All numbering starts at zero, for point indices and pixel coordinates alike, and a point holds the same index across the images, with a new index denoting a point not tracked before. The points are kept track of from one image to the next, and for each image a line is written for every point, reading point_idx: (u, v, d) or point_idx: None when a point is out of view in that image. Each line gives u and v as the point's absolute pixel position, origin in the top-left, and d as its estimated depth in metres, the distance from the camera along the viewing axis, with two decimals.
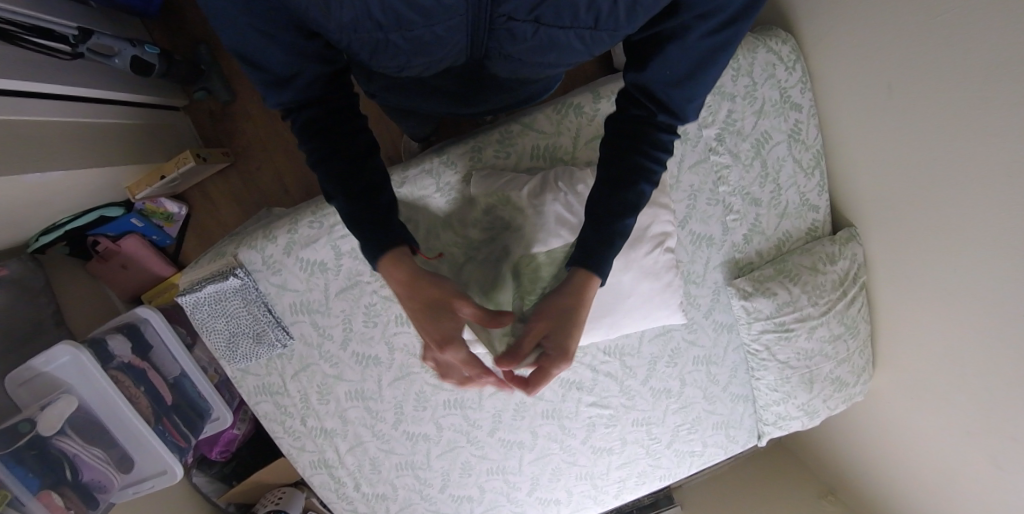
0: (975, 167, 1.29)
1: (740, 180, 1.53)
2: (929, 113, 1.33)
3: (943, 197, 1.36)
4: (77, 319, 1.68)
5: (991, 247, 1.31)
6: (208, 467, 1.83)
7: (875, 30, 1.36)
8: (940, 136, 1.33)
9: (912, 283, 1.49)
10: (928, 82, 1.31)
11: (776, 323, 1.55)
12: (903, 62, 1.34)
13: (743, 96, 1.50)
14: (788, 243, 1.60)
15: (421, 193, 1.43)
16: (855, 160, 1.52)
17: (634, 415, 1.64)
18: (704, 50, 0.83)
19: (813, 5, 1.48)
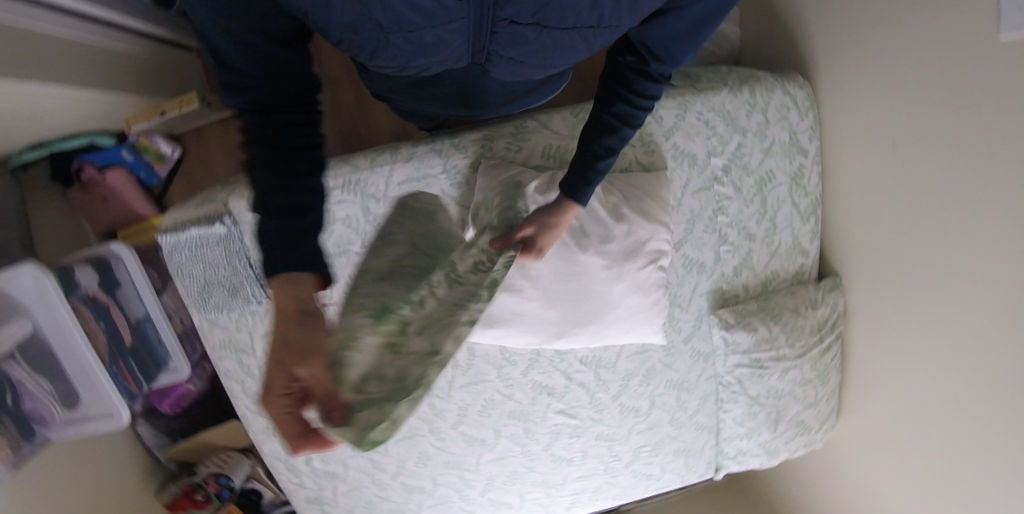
0: (966, 233, 1.32)
1: (738, 213, 1.55)
2: (929, 174, 1.37)
3: (930, 259, 1.40)
4: (48, 244, 1.63)
5: (971, 313, 1.34)
6: (156, 418, 1.75)
7: (890, 88, 1.41)
8: (938, 199, 1.36)
9: (890, 338, 1.53)
10: (932, 145, 1.36)
11: (751, 359, 1.57)
12: (910, 122, 1.39)
13: (755, 132, 1.52)
14: (774, 282, 1.62)
15: (427, 173, 1.40)
16: (854, 211, 1.56)
17: (599, 429, 1.64)
18: (705, 11, 0.85)
19: (831, 58, 1.53)
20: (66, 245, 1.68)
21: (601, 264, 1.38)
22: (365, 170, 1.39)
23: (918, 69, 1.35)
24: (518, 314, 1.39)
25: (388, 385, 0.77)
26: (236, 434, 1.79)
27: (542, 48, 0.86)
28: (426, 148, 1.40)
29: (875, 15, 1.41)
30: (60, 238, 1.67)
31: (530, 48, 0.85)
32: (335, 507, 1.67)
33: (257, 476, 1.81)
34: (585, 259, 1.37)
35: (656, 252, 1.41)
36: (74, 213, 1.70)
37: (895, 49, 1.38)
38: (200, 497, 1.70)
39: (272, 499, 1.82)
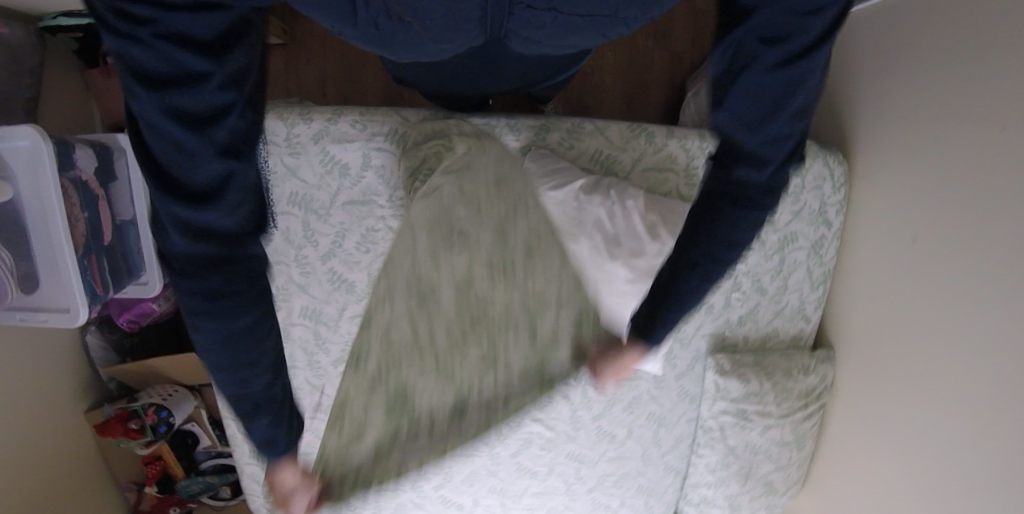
0: (954, 339, 1.30)
1: (757, 265, 1.53)
2: (935, 274, 1.36)
3: (920, 357, 1.38)
4: (57, 116, 1.60)
5: (949, 419, 1.30)
6: (109, 329, 1.64)
7: (916, 179, 1.42)
8: (935, 298, 1.35)
9: (870, 423, 1.52)
10: (944, 248, 1.34)
11: (737, 409, 1.53)
12: (931, 220, 1.38)
13: (789, 194, 1.51)
14: (772, 341, 1.61)
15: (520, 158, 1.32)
16: (861, 294, 1.57)
17: (571, 448, 1.58)
18: (783, 86, 0.59)
19: (875, 140, 1.54)
20: (75, 123, 1.65)
21: (626, 276, 1.23)
22: (414, 125, 1.34)
23: (940, 167, 1.36)
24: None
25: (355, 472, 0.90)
26: (187, 371, 1.64)
27: (554, 29, 0.73)
28: (482, 120, 1.35)
29: (909, 108, 1.43)
30: (70, 114, 1.64)
31: (545, 31, 0.73)
32: None
33: (197, 419, 1.67)
34: (612, 267, 1.23)
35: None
36: (90, 94, 1.68)
37: (924, 145, 1.40)
38: (133, 425, 1.54)
39: (207, 447, 1.68)
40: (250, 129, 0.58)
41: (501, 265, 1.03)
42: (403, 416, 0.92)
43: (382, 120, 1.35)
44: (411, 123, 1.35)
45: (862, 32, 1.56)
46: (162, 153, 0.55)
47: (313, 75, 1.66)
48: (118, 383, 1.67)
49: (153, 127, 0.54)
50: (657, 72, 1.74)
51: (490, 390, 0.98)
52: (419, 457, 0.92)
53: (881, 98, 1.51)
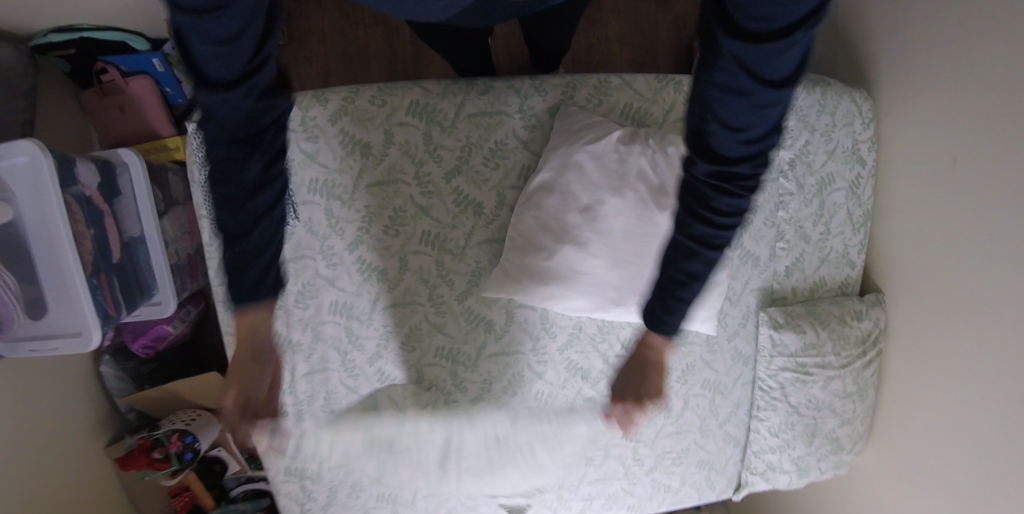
0: (1014, 270, 1.20)
1: (799, 211, 1.44)
2: (979, 197, 1.26)
3: (972, 284, 1.28)
4: (52, 137, 1.56)
5: (1011, 346, 1.21)
6: (124, 358, 1.63)
7: (946, 98, 1.32)
8: (987, 230, 1.25)
9: (922, 360, 1.41)
10: (985, 168, 1.24)
11: (796, 363, 1.45)
12: (966, 140, 1.28)
13: (821, 133, 1.43)
14: (822, 288, 1.51)
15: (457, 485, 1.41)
16: (900, 234, 1.46)
17: (627, 427, 1.50)
18: (768, 55, 0.62)
19: (891, 65, 1.44)
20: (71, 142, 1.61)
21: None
22: (437, 96, 1.31)
23: (974, 92, 1.26)
24: (576, 269, 1.29)
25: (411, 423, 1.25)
26: (207, 389, 1.66)
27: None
28: (506, 86, 1.33)
29: (932, 35, 1.33)
30: (63, 134, 1.60)
31: None
32: (318, 484, 1.49)
33: (223, 444, 1.69)
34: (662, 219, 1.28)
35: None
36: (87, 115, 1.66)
37: (947, 70, 1.31)
38: (157, 455, 1.54)
39: (235, 473, 1.71)
40: (260, 40, 0.63)
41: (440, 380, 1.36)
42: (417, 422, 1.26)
43: (402, 94, 1.30)
44: (436, 94, 1.31)
45: None
46: (196, 59, 0.61)
47: (315, 70, 1.65)
48: (137, 413, 1.67)
49: (190, 36, 0.59)
50: (664, 32, 1.73)
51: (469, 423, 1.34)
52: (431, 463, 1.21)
53: (899, 29, 1.40)
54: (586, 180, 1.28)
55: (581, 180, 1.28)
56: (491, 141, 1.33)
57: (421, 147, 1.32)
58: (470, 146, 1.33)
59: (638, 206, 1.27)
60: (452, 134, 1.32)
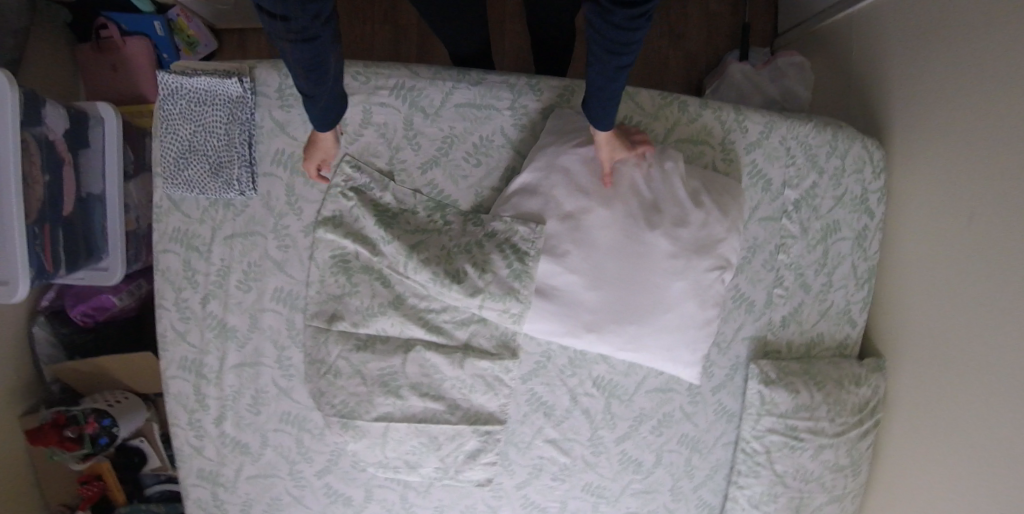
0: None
1: (800, 257, 1.31)
2: (999, 261, 1.14)
3: (991, 358, 1.14)
4: (31, 77, 1.50)
5: None
6: (58, 325, 1.50)
7: (964, 151, 1.21)
8: (1006, 297, 1.12)
9: (928, 438, 1.26)
10: (1008, 229, 1.12)
11: (786, 426, 1.29)
12: (985, 198, 1.16)
13: (830, 176, 1.30)
14: (818, 347, 1.36)
15: (435, 384, 1.24)
16: (907, 294, 1.32)
17: (589, 478, 1.32)
18: None
19: (906, 114, 1.33)
20: (53, 92, 1.56)
21: (669, 251, 1.15)
22: (425, 80, 1.19)
23: (996, 146, 1.15)
24: (548, 282, 1.17)
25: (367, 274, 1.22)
26: (141, 372, 1.52)
27: None
28: (502, 80, 1.21)
29: (954, 85, 1.22)
30: (50, 82, 1.56)
31: None
32: (231, 495, 1.31)
33: (147, 434, 1.53)
34: (652, 238, 1.15)
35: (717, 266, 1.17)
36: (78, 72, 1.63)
37: (967, 121, 1.20)
38: (69, 434, 1.38)
39: (156, 470, 1.54)
40: None
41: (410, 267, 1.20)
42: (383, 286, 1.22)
43: (389, 73, 1.19)
44: (423, 78, 1.19)
45: (895, 8, 1.35)
46: None
47: None
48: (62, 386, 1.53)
49: None
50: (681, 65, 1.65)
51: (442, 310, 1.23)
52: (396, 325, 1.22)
53: (920, 76, 1.29)
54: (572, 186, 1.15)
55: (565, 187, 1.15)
56: (475, 136, 1.21)
57: (400, 131, 1.21)
58: (453, 138, 1.21)
59: (625, 222, 1.14)
60: (435, 122, 1.21)
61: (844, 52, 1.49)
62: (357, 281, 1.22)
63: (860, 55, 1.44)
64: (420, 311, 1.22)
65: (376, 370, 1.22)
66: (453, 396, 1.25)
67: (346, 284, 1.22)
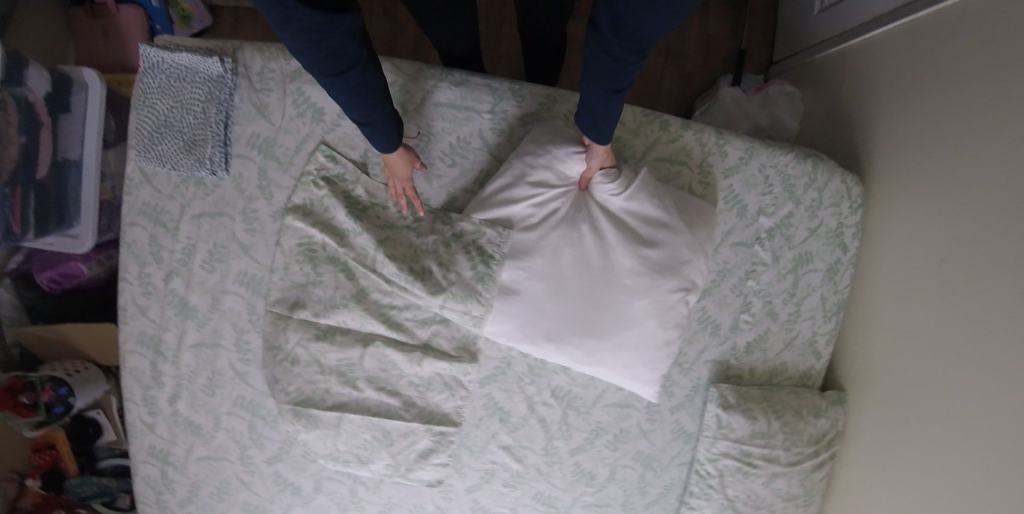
0: (1002, 398, 1.05)
1: (769, 284, 1.30)
2: (963, 306, 1.14)
3: (949, 402, 1.14)
4: (22, 37, 1.47)
5: (986, 478, 1.06)
6: (27, 288, 1.49)
7: (938, 194, 1.21)
8: (967, 342, 1.12)
9: (883, 475, 1.26)
10: (974, 274, 1.13)
11: (741, 452, 1.29)
12: (955, 242, 1.17)
13: (806, 207, 1.29)
14: (781, 375, 1.36)
15: (392, 379, 1.24)
16: (873, 331, 1.33)
17: (540, 487, 1.31)
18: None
19: (886, 151, 1.33)
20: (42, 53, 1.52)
21: (633, 267, 1.15)
22: (407, 76, 1.18)
23: (970, 191, 1.15)
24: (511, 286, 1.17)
25: (335, 263, 1.21)
26: (104, 343, 1.51)
27: None
28: (485, 82, 1.20)
29: (933, 126, 1.22)
30: (42, 45, 1.53)
31: None
32: (180, 475, 1.30)
33: (105, 407, 1.51)
34: (619, 253, 1.15)
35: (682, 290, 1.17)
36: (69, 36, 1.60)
37: (942, 163, 1.20)
38: (24, 400, 1.35)
39: (111, 444, 1.53)
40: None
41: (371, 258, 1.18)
42: (349, 278, 1.21)
43: None
44: (406, 74, 1.18)
45: (884, 43, 1.34)
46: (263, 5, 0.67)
47: None
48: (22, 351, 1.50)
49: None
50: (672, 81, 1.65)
51: (405, 305, 1.23)
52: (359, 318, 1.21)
53: (902, 115, 1.29)
54: (543, 194, 1.15)
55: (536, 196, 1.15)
56: (452, 136, 1.21)
57: None
58: (430, 136, 1.20)
59: (591, 235, 1.14)
60: (415, 119, 1.20)
61: (833, 82, 1.48)
62: (323, 271, 1.21)
63: (848, 88, 1.43)
64: (387, 305, 1.22)
65: (334, 359, 1.22)
66: (409, 393, 1.25)
67: (313, 273, 1.21)
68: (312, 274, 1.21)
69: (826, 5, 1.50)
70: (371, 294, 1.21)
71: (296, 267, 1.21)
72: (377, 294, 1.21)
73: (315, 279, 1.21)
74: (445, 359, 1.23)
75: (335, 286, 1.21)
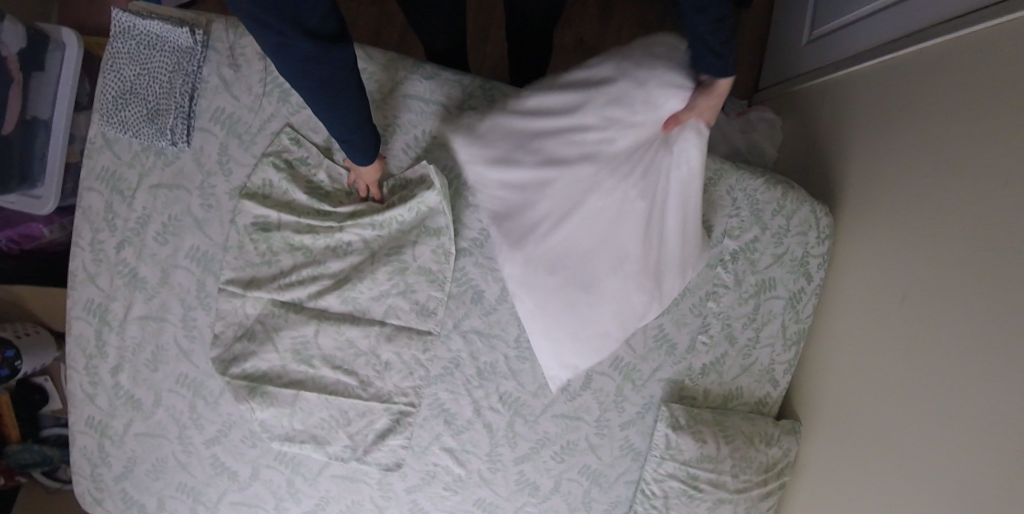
0: (953, 445, 1.03)
1: (729, 307, 1.30)
2: (917, 344, 1.12)
3: (898, 440, 1.13)
4: None
5: None
6: None
7: (903, 229, 1.20)
8: (917, 381, 1.11)
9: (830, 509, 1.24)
10: (929, 313, 1.11)
11: (687, 474, 1.27)
12: (915, 279, 1.16)
13: (772, 234, 1.29)
14: (735, 400, 1.34)
15: (349, 358, 1.21)
16: (830, 363, 1.31)
17: (482, 494, 1.28)
18: None
19: (857, 184, 1.32)
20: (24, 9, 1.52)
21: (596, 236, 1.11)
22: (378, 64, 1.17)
23: (932, 229, 1.13)
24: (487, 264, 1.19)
25: (292, 244, 1.18)
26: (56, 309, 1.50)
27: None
28: (457, 77, 1.19)
29: (902, 160, 1.21)
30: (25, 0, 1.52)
31: None
32: (116, 449, 1.27)
33: (53, 373, 1.49)
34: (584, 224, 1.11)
35: (655, 269, 1.13)
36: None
37: (908, 199, 1.19)
38: None
39: (56, 412, 1.50)
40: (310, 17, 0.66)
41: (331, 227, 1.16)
42: (307, 256, 1.18)
43: None
44: (376, 63, 1.17)
45: (866, 76, 1.33)
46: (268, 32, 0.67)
47: None
48: None
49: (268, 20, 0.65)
50: None
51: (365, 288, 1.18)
52: (312, 295, 1.18)
53: (874, 148, 1.28)
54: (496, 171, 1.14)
55: (512, 164, 1.13)
56: (418, 130, 1.19)
57: None
58: (395, 127, 1.19)
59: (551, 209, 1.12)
60: (380, 108, 1.18)
61: (814, 110, 1.46)
62: (277, 248, 1.18)
63: (827, 117, 1.42)
64: (345, 283, 1.18)
65: (289, 338, 1.19)
66: (365, 372, 1.22)
67: (268, 254, 1.18)
68: (268, 250, 1.18)
69: (813, 35, 1.49)
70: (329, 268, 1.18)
71: (249, 248, 1.18)
72: (334, 274, 1.18)
73: (274, 258, 1.19)
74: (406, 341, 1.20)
75: (287, 271, 1.18)
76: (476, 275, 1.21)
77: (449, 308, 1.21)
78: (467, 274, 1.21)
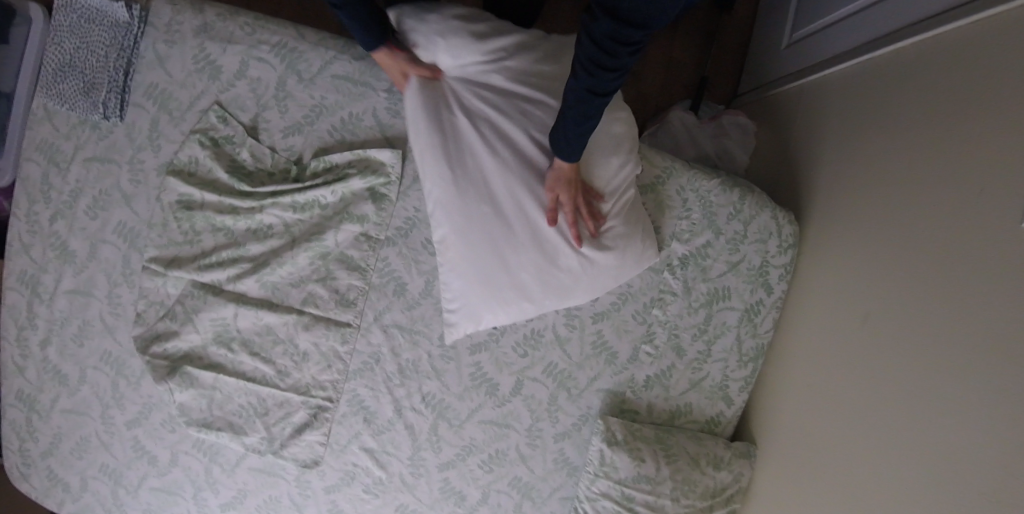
0: (926, 487, 0.89)
1: (677, 317, 1.19)
2: (882, 370, 0.98)
3: (858, 477, 0.99)
4: None
5: None
6: None
7: (871, 238, 1.06)
8: (882, 412, 0.97)
9: None
10: (895, 335, 0.97)
11: (621, 495, 1.16)
12: (881, 297, 1.02)
13: (729, 239, 1.18)
14: (683, 418, 1.23)
15: (266, 345, 1.17)
16: (789, 384, 1.18)
17: (403, 500, 1.21)
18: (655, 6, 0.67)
19: (824, 187, 1.20)
20: None
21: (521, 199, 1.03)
22: (308, 45, 1.13)
23: (903, 239, 1.00)
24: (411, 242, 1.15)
25: (216, 225, 1.16)
26: None
27: None
28: None
29: (876, 161, 1.07)
30: None
31: None
32: (43, 424, 1.26)
33: None
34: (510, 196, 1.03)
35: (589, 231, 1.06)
36: None
37: (879, 204, 1.05)
38: None
39: None
40: None
41: (252, 207, 1.14)
42: (229, 238, 1.16)
43: (275, 30, 1.13)
44: (308, 43, 1.13)
45: (845, 71, 1.18)
46: None
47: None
48: None
49: None
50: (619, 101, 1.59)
51: (285, 271, 1.15)
52: (231, 277, 1.15)
53: (848, 147, 1.14)
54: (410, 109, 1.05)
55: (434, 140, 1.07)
56: (344, 111, 1.14)
57: (271, 91, 1.14)
58: (322, 108, 1.14)
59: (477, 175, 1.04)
60: (308, 88, 1.14)
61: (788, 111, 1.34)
62: (200, 229, 1.16)
63: (800, 116, 1.30)
64: (266, 267, 1.15)
65: (208, 320, 1.16)
66: (283, 361, 1.18)
67: (191, 234, 1.16)
68: (189, 231, 1.16)
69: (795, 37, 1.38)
70: (248, 250, 1.15)
71: (172, 226, 1.16)
72: (253, 258, 1.15)
73: (198, 237, 1.16)
74: (322, 326, 1.17)
75: (207, 251, 1.16)
76: (400, 267, 1.16)
77: (370, 299, 1.17)
78: (390, 265, 1.16)
